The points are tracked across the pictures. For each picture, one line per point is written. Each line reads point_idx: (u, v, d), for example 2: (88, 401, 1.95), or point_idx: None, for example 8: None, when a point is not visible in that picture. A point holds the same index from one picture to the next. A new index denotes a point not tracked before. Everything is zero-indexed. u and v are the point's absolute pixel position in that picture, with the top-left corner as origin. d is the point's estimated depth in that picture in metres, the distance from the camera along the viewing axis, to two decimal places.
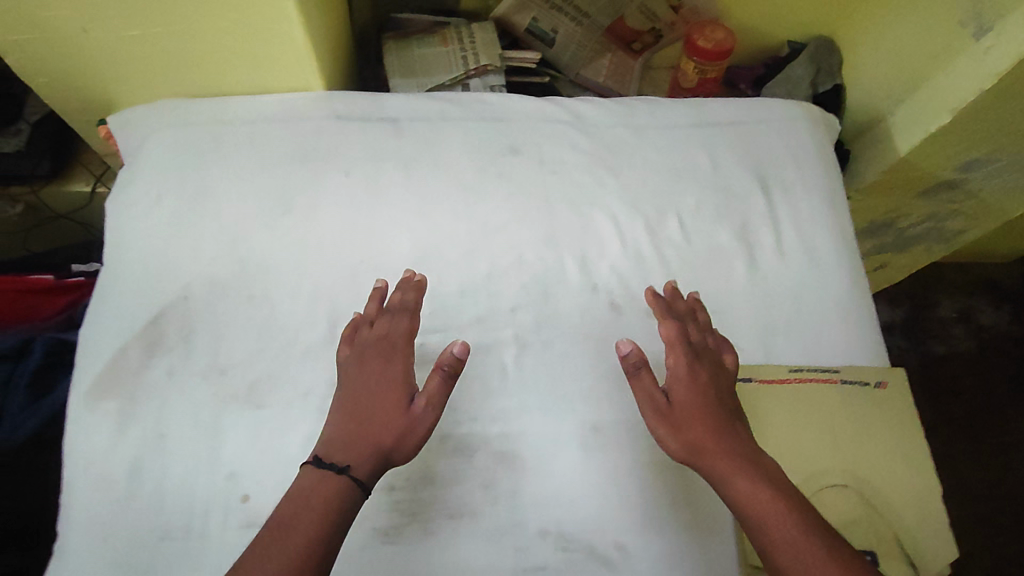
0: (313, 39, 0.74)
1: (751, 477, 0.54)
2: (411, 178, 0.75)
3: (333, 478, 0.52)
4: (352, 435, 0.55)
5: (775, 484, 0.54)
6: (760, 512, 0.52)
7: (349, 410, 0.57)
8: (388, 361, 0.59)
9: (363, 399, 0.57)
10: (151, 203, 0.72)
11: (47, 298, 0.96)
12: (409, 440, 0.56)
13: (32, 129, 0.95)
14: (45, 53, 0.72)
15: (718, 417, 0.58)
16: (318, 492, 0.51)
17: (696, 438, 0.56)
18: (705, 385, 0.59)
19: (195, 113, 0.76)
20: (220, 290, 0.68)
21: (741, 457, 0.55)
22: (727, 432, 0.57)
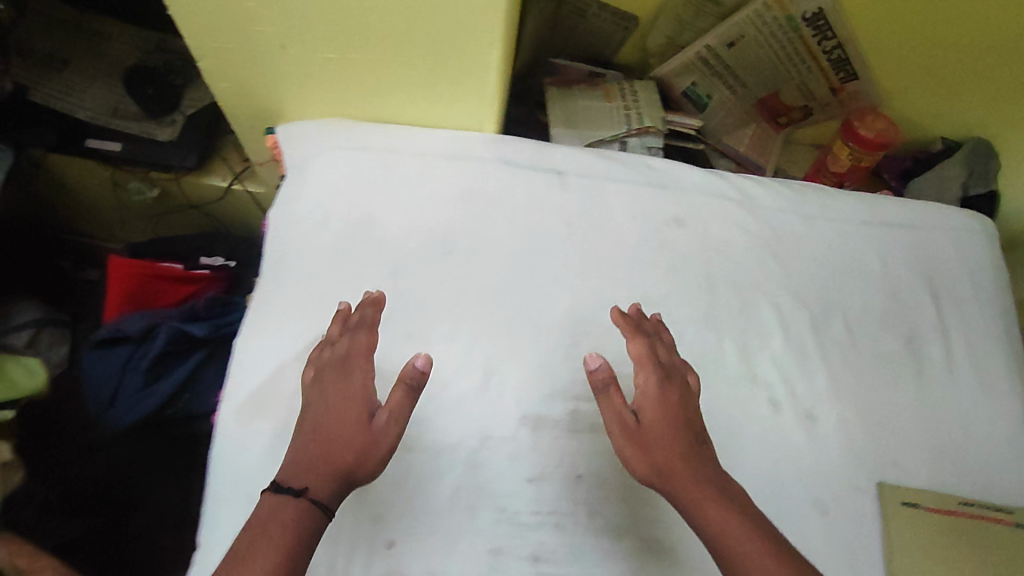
0: (501, 85, 0.73)
1: (713, 509, 0.51)
2: (574, 234, 0.73)
3: (290, 502, 0.51)
4: (313, 458, 0.53)
5: (746, 516, 0.51)
6: (729, 545, 0.49)
7: (312, 427, 0.55)
8: (345, 378, 0.57)
9: (321, 414, 0.55)
10: (319, 223, 0.71)
11: (173, 286, 0.97)
12: (372, 455, 0.54)
13: (186, 121, 0.98)
14: (238, 62, 0.73)
15: (688, 447, 0.53)
16: (279, 519, 0.50)
17: (666, 465, 0.52)
18: (676, 410, 0.55)
19: (369, 139, 0.76)
20: (379, 323, 0.67)
21: (699, 480, 0.52)
22: (697, 460, 0.53)
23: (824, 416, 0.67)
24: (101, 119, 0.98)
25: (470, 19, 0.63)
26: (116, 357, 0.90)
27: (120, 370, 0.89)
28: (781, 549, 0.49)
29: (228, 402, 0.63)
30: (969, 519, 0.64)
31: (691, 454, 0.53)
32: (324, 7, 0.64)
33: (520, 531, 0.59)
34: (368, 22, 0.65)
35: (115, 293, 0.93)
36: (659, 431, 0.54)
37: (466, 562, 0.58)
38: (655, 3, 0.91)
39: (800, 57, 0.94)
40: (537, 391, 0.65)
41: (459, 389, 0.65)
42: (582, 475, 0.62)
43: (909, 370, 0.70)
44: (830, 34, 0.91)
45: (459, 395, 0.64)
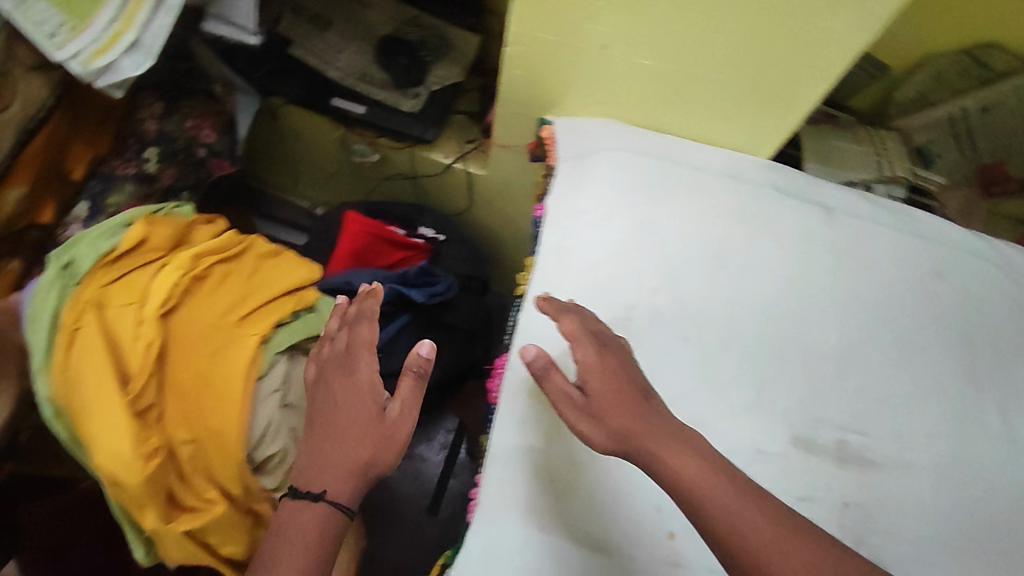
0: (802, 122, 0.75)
1: (661, 452, 0.52)
2: (840, 269, 0.75)
3: (314, 505, 0.57)
4: (326, 458, 0.59)
5: (704, 458, 0.52)
6: (702, 495, 0.50)
7: (334, 430, 0.60)
8: (351, 373, 0.63)
9: (344, 417, 0.60)
10: (602, 219, 0.75)
11: (390, 249, 1.03)
12: (386, 451, 0.59)
13: (429, 96, 1.03)
14: (548, 53, 0.76)
15: (624, 404, 0.55)
16: (304, 520, 0.57)
17: (619, 426, 0.54)
18: (607, 376, 0.57)
19: (650, 146, 0.80)
20: (661, 325, 0.70)
21: (666, 438, 0.53)
22: (642, 414, 0.55)
23: None
24: (348, 80, 1.03)
25: (810, 55, 0.65)
26: None
27: None
28: (776, 513, 0.50)
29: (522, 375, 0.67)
30: None
31: (631, 409, 0.55)
32: (670, 22, 0.67)
33: None
34: (705, 39, 0.67)
35: (345, 247, 0.98)
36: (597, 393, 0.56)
37: None
38: (916, 56, 0.95)
39: None
40: (804, 415, 0.68)
41: (733, 399, 0.68)
42: (848, 503, 0.65)
43: None
44: None
45: (734, 406, 0.68)
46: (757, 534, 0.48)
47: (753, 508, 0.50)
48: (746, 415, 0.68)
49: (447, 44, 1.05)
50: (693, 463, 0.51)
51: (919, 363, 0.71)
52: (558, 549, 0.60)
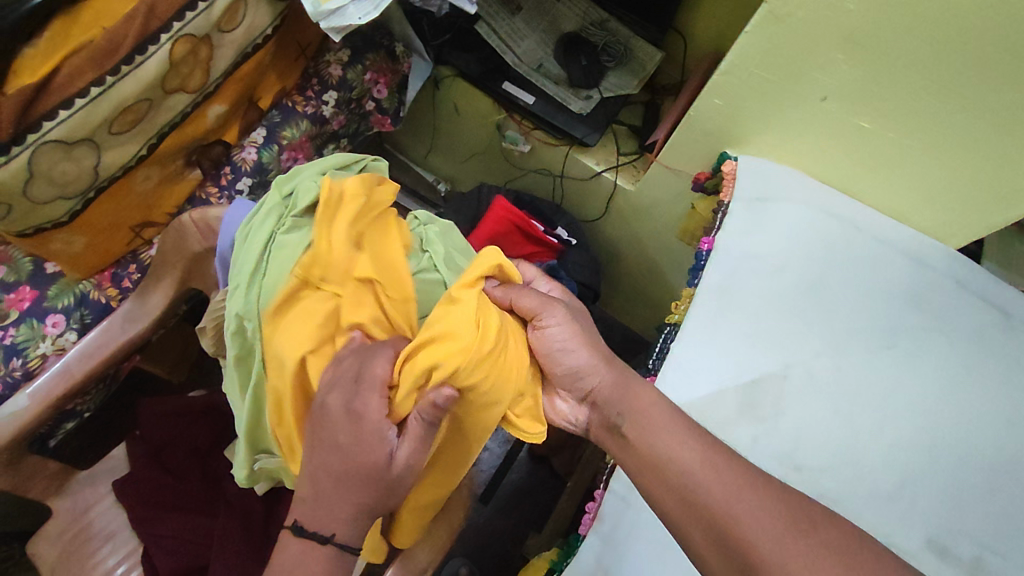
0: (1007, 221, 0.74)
1: (629, 385, 0.59)
2: (1016, 378, 0.68)
3: (318, 547, 0.50)
4: (331, 500, 0.50)
5: (656, 394, 0.59)
6: (648, 419, 0.56)
7: (331, 474, 0.50)
8: (356, 422, 0.50)
9: (348, 466, 0.49)
10: (773, 270, 0.73)
11: (523, 241, 1.03)
12: (398, 489, 0.51)
13: (600, 100, 1.03)
14: (758, 91, 0.76)
15: (604, 360, 0.60)
16: (312, 560, 0.50)
17: (601, 377, 0.60)
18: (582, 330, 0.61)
19: (834, 207, 0.78)
20: (817, 391, 0.67)
21: (648, 394, 0.59)
22: (605, 361, 0.61)
23: None
24: (524, 67, 1.04)
25: None
26: None
27: None
28: (734, 463, 0.53)
29: (676, 406, 0.68)
30: None
31: (597, 359, 0.60)
32: (912, 87, 0.66)
33: None
34: (941, 114, 0.67)
35: (485, 229, 0.99)
36: (558, 336, 0.60)
37: None
38: None
39: None
40: (947, 521, 0.62)
41: (869, 486, 0.63)
42: None
43: None
44: None
45: (877, 490, 0.63)
46: (679, 450, 0.53)
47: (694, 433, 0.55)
48: (883, 507, 0.62)
49: (628, 55, 1.06)
50: (645, 392, 0.59)
51: None
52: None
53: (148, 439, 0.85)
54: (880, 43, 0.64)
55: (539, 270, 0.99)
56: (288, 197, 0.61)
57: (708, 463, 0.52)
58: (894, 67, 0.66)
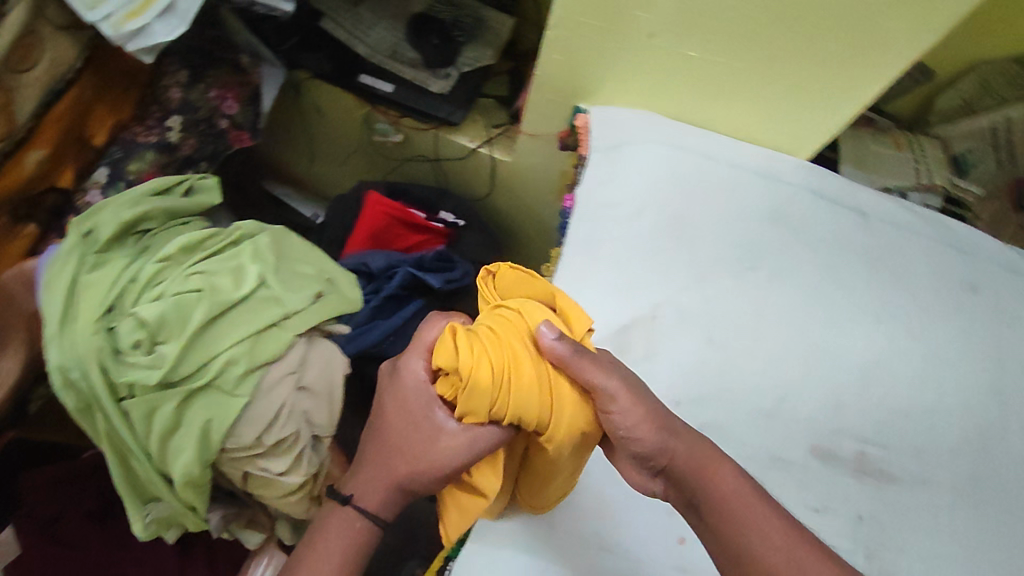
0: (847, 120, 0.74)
1: (702, 467, 0.51)
2: (871, 276, 0.74)
3: (342, 509, 0.56)
4: (370, 470, 0.57)
5: (743, 477, 0.51)
6: (729, 508, 0.49)
7: (377, 438, 0.57)
8: (399, 397, 0.57)
9: (397, 424, 0.56)
10: (632, 213, 0.73)
11: (408, 234, 1.01)
12: (418, 450, 0.55)
13: (459, 78, 1.00)
14: (591, 39, 0.75)
15: (671, 431, 0.53)
16: (338, 524, 0.56)
17: (673, 452, 0.52)
18: (648, 398, 0.53)
19: (686, 140, 0.78)
20: (686, 324, 0.68)
21: (723, 468, 0.51)
22: (682, 437, 0.53)
23: None
24: (378, 56, 1.01)
25: (876, 55, 0.65)
26: None
27: None
28: (802, 538, 0.47)
29: None
30: None
31: (659, 427, 0.52)
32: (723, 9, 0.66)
33: None
34: (758, 30, 0.67)
35: (363, 229, 0.95)
36: (623, 420, 0.52)
37: None
38: (966, 60, 0.91)
39: None
40: (825, 424, 0.66)
41: (750, 404, 0.66)
42: (863, 515, 0.63)
43: None
44: None
45: (761, 408, 0.66)
46: (754, 542, 0.47)
47: (777, 516, 0.48)
48: (769, 422, 0.66)
49: (481, 26, 1.03)
50: (730, 474, 0.51)
51: (960, 383, 0.68)
52: (568, 549, 0.62)
53: (38, 513, 0.80)
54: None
55: (429, 260, 0.98)
56: (89, 235, 0.59)
57: (792, 544, 0.47)
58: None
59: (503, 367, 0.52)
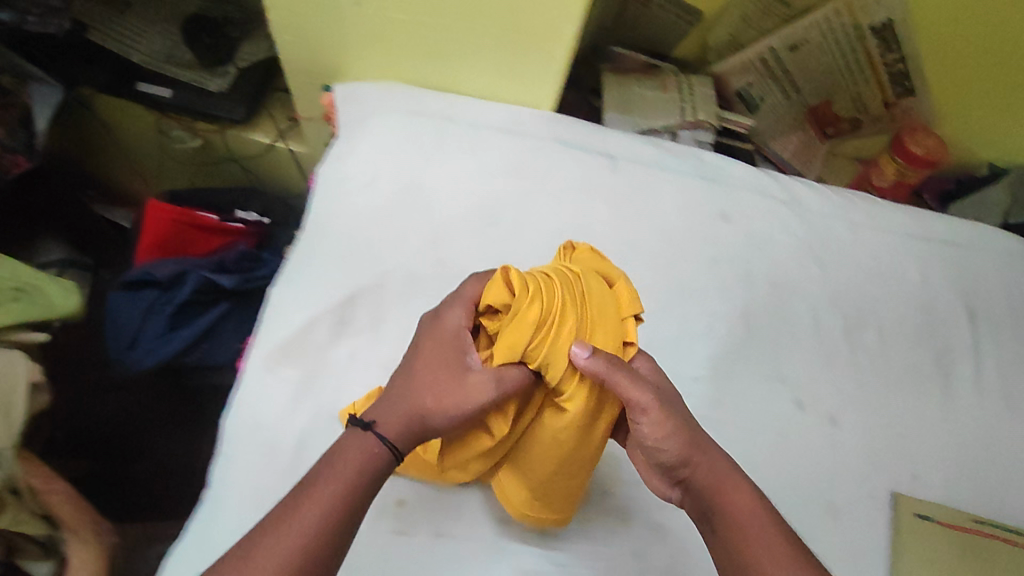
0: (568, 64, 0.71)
1: (726, 483, 0.52)
2: (617, 217, 0.75)
3: (356, 432, 0.51)
4: (396, 398, 0.53)
5: (748, 487, 0.52)
6: (740, 525, 0.50)
7: (417, 370, 0.53)
8: (445, 358, 0.53)
9: (437, 355, 0.53)
10: (368, 182, 0.73)
11: (203, 237, 0.99)
12: (449, 397, 0.51)
13: (238, 75, 0.97)
14: (307, 13, 0.72)
15: (690, 441, 0.52)
16: (352, 451, 0.49)
17: (696, 464, 0.52)
18: (677, 417, 0.53)
19: (424, 104, 0.77)
20: (416, 286, 0.69)
21: (738, 477, 0.53)
22: (703, 449, 0.53)
23: (845, 422, 0.70)
24: (153, 62, 0.96)
25: None
26: (140, 301, 0.93)
27: (143, 314, 0.93)
28: (760, 512, 0.50)
29: (263, 344, 0.65)
30: (988, 538, 0.66)
31: (686, 446, 0.52)
32: None
33: None
34: None
35: (148, 236, 0.94)
36: (648, 433, 0.52)
37: (473, 520, 0.61)
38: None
39: (860, 67, 0.93)
40: None
41: None
42: None
43: (935, 387, 0.72)
44: (895, 46, 0.91)
45: None
46: (750, 544, 0.48)
47: (774, 527, 0.49)
48: None
49: (257, 20, 1.00)
50: (744, 489, 0.52)
51: (694, 311, 0.72)
52: None
53: None
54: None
55: (227, 259, 0.97)
56: None
57: (785, 553, 0.48)
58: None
59: (552, 308, 0.49)
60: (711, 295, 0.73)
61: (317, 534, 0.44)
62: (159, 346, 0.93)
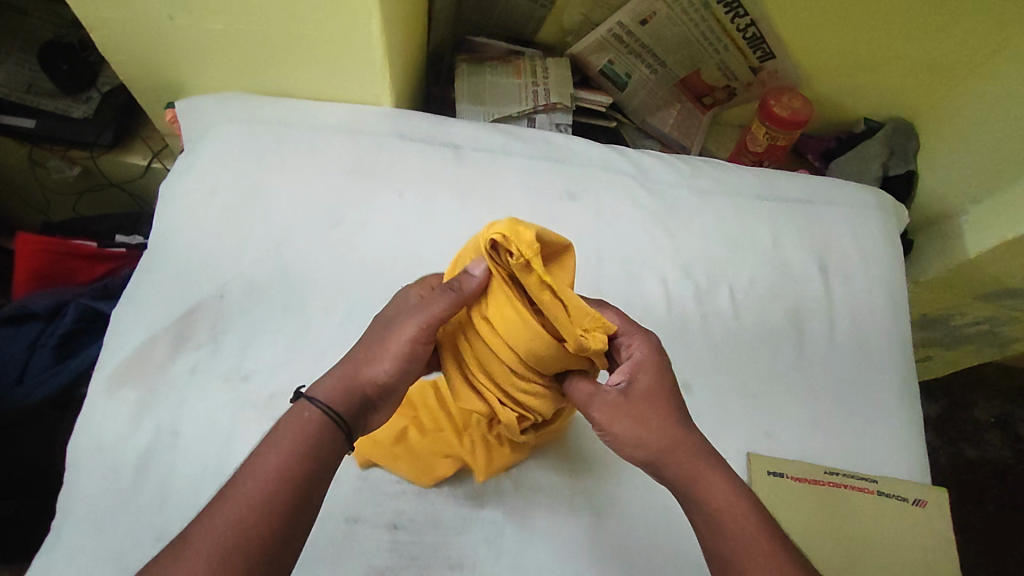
0: (390, 56, 0.73)
1: (704, 485, 0.48)
2: (464, 206, 0.75)
3: (305, 411, 0.49)
4: (341, 375, 0.52)
5: (734, 485, 0.48)
6: (719, 527, 0.46)
7: (364, 338, 0.55)
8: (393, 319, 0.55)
9: (383, 322, 0.55)
10: (206, 195, 0.73)
11: (87, 265, 0.96)
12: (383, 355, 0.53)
13: (102, 98, 0.96)
14: (127, 32, 0.71)
15: (672, 442, 0.49)
16: (294, 422, 0.48)
17: (670, 467, 0.49)
18: (652, 416, 0.50)
19: (263, 111, 0.77)
20: (257, 293, 0.69)
21: (719, 475, 0.48)
22: (675, 445, 0.49)
23: (701, 387, 0.70)
24: (14, 95, 0.95)
25: None
26: (24, 335, 0.88)
27: (28, 348, 0.88)
28: (740, 515, 0.46)
29: (102, 369, 0.65)
30: (839, 487, 0.67)
31: (661, 445, 0.49)
32: None
33: (381, 498, 0.61)
34: None
35: (23, 269, 0.93)
36: (624, 436, 0.50)
37: (323, 524, 0.59)
38: None
39: (714, 36, 0.94)
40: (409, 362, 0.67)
41: (329, 359, 0.66)
42: None
43: (791, 342, 0.74)
44: (743, 12, 0.91)
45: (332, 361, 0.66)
46: (740, 551, 0.45)
47: (762, 534, 0.45)
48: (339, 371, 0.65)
49: None
50: (721, 484, 0.48)
51: None
52: (116, 550, 0.56)
53: None
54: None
55: (113, 285, 0.94)
56: None
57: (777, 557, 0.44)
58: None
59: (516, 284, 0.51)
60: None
61: (262, 500, 0.44)
62: (43, 380, 0.86)
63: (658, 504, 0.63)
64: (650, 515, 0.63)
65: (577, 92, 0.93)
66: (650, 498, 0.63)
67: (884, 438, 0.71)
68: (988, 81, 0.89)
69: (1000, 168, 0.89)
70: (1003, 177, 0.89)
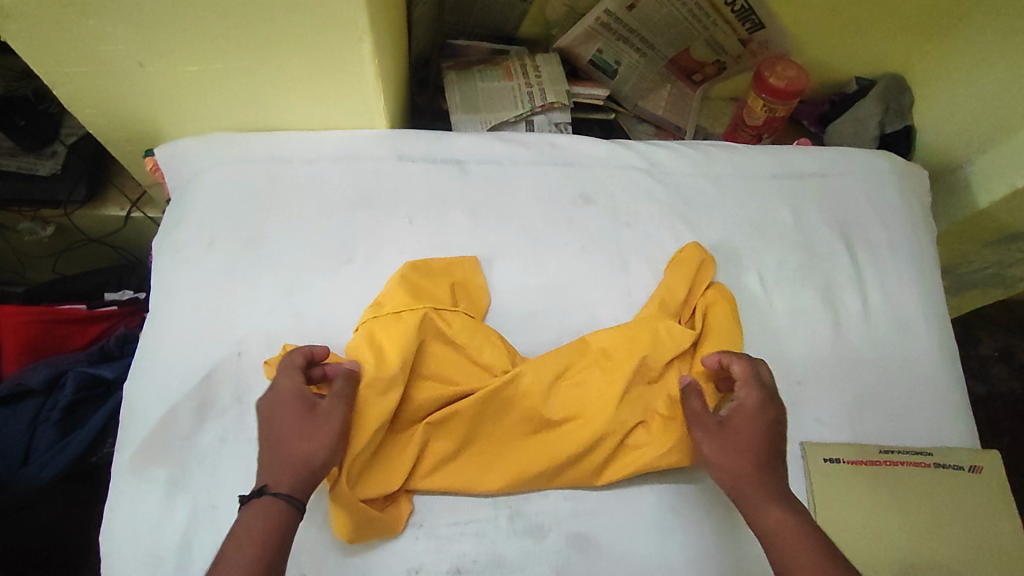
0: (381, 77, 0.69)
1: (762, 499, 0.51)
2: (477, 224, 0.72)
3: (260, 500, 0.49)
4: (272, 458, 0.51)
5: (790, 506, 0.51)
6: (782, 541, 0.49)
7: (269, 436, 0.52)
8: (293, 407, 0.53)
9: (278, 425, 0.52)
10: (204, 247, 0.68)
11: (79, 328, 0.91)
12: (327, 436, 0.52)
13: (68, 151, 0.90)
14: (98, 85, 0.67)
15: (752, 469, 0.53)
16: (256, 518, 0.48)
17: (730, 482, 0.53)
18: (751, 427, 0.55)
19: (251, 150, 0.73)
20: (275, 346, 0.65)
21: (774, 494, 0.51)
22: (757, 473, 0.53)
23: None
24: None
25: (335, 11, 0.59)
26: (23, 412, 0.79)
27: (29, 426, 0.79)
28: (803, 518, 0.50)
29: (122, 448, 0.60)
30: (896, 466, 0.66)
31: (741, 468, 0.53)
32: (175, 22, 0.59)
33: (438, 545, 0.57)
34: (226, 30, 0.60)
35: (11, 344, 0.87)
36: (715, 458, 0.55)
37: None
38: None
39: (703, 12, 0.90)
40: None
41: None
42: None
43: (824, 321, 0.73)
44: None
45: None
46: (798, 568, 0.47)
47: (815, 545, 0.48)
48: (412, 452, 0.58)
49: None
50: (779, 508, 0.50)
51: (576, 304, 0.70)
52: None
53: None
54: (109, 3, 0.56)
55: (109, 345, 0.88)
56: None
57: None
58: (145, 8, 0.57)
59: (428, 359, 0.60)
60: (591, 284, 0.71)
61: None
62: (50, 458, 0.77)
63: (722, 503, 0.62)
64: (718, 520, 0.61)
65: (573, 90, 0.93)
66: (716, 502, 0.62)
67: (932, 406, 0.71)
68: (983, 27, 0.88)
69: (1001, 117, 0.88)
70: (1007, 126, 0.88)
